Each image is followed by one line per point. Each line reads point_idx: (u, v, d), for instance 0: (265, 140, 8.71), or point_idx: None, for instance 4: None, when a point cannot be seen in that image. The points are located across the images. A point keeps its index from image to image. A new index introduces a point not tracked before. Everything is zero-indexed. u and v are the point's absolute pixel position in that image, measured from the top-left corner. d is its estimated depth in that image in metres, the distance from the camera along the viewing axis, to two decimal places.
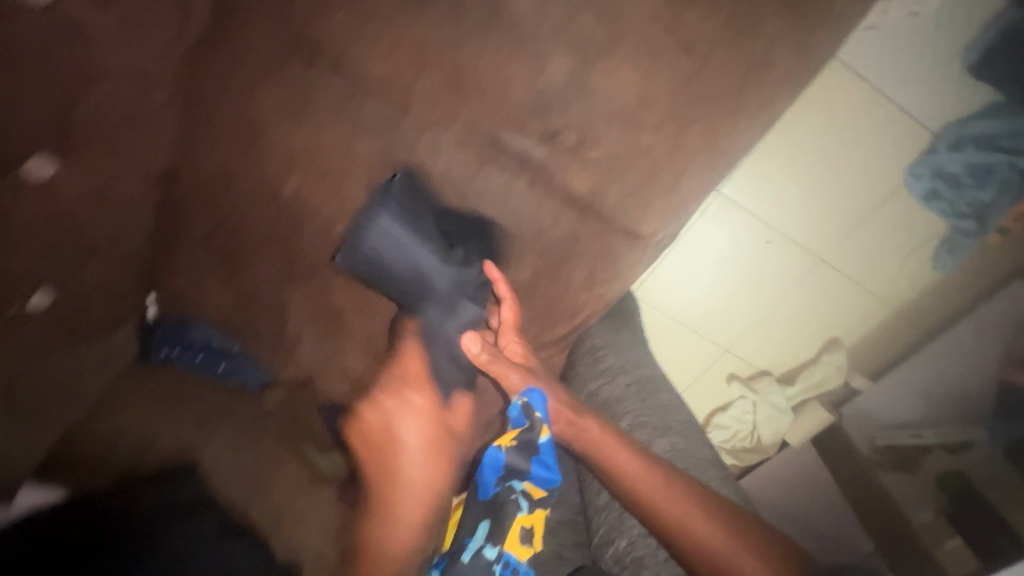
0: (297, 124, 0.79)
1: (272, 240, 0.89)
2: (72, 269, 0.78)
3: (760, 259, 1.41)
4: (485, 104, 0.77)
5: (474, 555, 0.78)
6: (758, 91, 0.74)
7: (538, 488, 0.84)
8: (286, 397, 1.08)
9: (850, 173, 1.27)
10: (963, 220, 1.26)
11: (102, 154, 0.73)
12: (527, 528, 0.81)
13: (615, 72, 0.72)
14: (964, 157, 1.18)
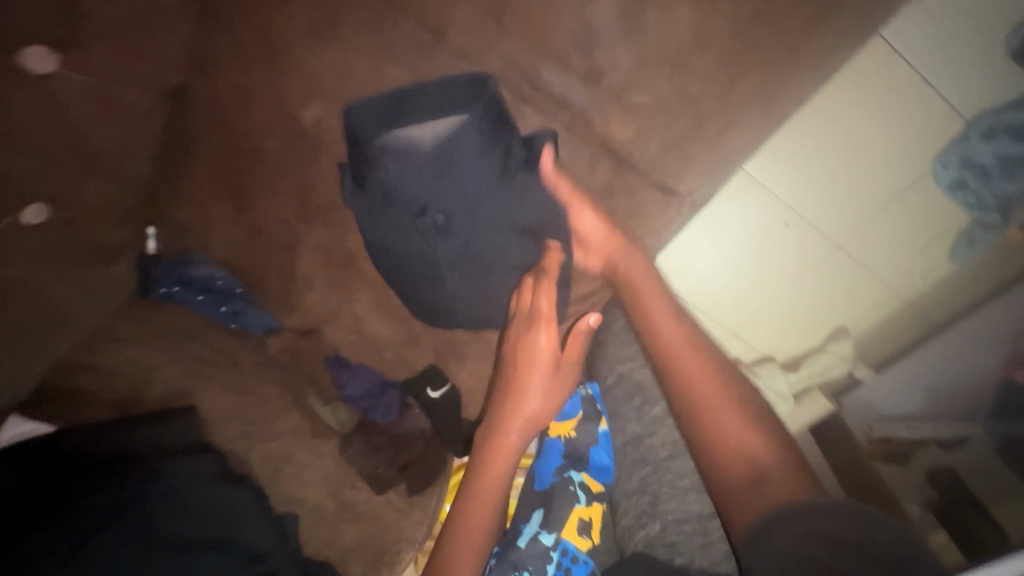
0: (323, 45, 0.74)
1: (288, 172, 0.84)
2: (74, 181, 0.81)
3: (778, 245, 1.10)
4: (530, 36, 0.72)
5: (530, 540, 0.89)
6: (818, 39, 0.70)
7: (595, 481, 0.93)
8: (291, 343, 1.04)
9: (892, 154, 0.94)
10: (982, 218, 0.93)
11: (106, 56, 0.74)
12: (584, 520, 0.90)
13: (671, 8, 0.67)
14: (997, 148, 0.86)
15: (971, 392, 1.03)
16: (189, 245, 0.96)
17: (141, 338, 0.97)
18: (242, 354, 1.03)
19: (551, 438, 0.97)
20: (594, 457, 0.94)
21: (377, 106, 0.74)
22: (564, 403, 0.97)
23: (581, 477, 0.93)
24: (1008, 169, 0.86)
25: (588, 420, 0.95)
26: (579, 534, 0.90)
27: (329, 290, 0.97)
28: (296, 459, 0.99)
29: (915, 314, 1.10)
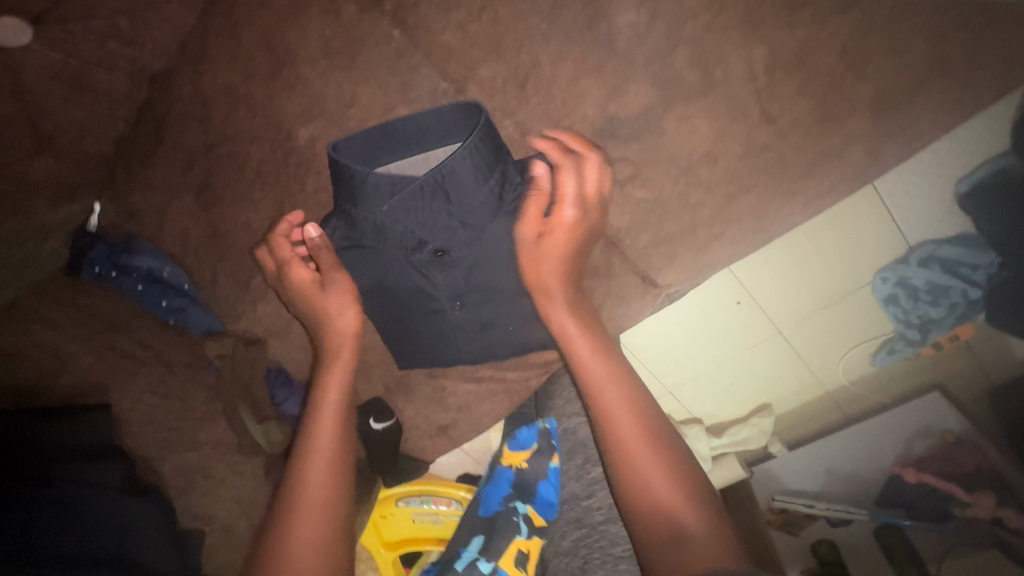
0: (335, 67, 0.68)
1: (266, 184, 0.77)
2: (25, 154, 0.73)
3: (726, 323, 0.97)
4: (551, 112, 0.70)
5: (467, 566, 0.80)
6: (821, 180, 0.71)
7: (539, 516, 0.87)
8: (231, 353, 0.96)
9: (844, 267, 0.87)
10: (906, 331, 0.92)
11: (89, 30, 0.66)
12: (524, 553, 0.81)
13: (690, 121, 0.68)
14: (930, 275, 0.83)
15: (862, 474, 1.09)
16: (136, 231, 0.88)
17: (59, 322, 0.87)
18: (170, 353, 0.96)
19: (503, 466, 0.95)
20: (541, 491, 0.89)
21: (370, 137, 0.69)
22: (520, 433, 0.95)
23: (526, 510, 0.87)
24: (932, 299, 0.86)
25: (539, 454, 0.91)
26: (516, 565, 0.80)
27: (281, 307, 0.91)
28: (213, 474, 0.92)
29: (837, 407, 1.06)
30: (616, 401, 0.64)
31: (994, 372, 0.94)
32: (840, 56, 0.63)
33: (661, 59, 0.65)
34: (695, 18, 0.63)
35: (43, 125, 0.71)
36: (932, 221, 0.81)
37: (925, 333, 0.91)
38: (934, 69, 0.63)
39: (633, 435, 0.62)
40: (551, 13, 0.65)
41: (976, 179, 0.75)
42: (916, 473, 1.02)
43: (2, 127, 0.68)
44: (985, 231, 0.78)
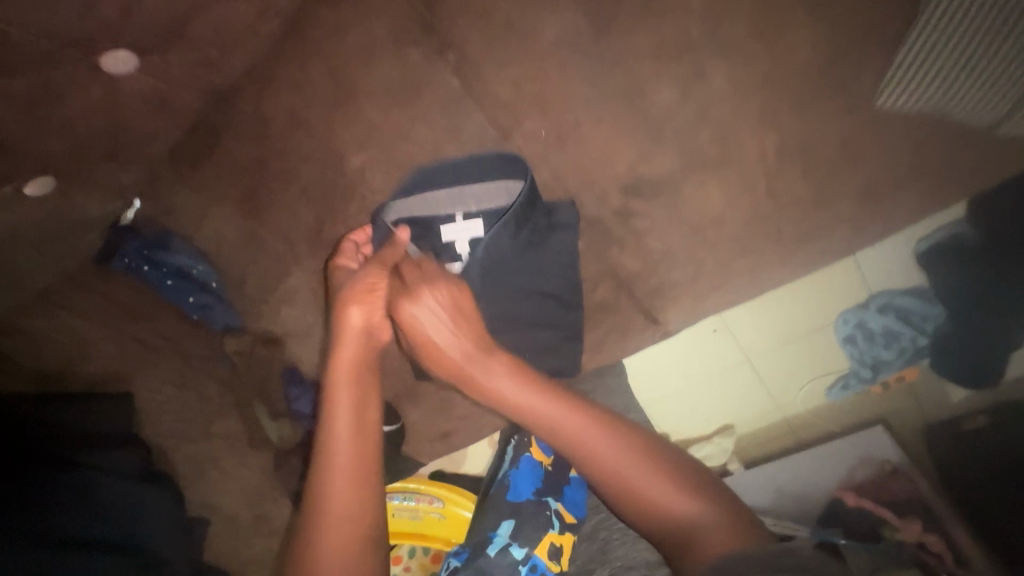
0: (394, 106, 0.74)
1: (312, 200, 0.82)
2: (98, 163, 0.77)
3: (708, 357, 1.00)
4: (585, 165, 0.78)
5: (500, 551, 0.78)
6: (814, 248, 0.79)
7: (570, 514, 0.85)
8: (250, 348, 0.97)
9: (807, 304, 0.95)
10: (865, 370, 0.94)
11: (177, 58, 0.70)
12: (556, 545, 0.81)
13: (706, 188, 0.77)
14: (891, 322, 0.91)
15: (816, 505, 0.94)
16: (172, 229, 0.93)
17: (86, 311, 0.89)
18: (190, 346, 0.96)
19: (532, 462, 0.86)
20: (569, 491, 0.86)
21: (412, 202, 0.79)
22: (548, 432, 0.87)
23: (557, 506, 0.84)
24: (885, 341, 0.92)
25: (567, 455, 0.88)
26: (549, 556, 0.80)
27: (305, 311, 0.94)
28: (223, 463, 0.94)
29: (792, 432, 0.99)
30: (596, 441, 0.67)
31: (931, 416, 0.93)
32: (840, 150, 0.72)
33: (689, 133, 0.73)
34: (724, 103, 0.70)
35: (121, 138, 0.75)
36: (881, 266, 0.91)
37: (877, 372, 0.94)
38: (915, 171, 0.72)
39: (625, 463, 0.67)
40: (596, 83, 0.71)
41: (934, 244, 0.86)
42: (856, 498, 0.90)
43: (88, 141, 0.72)
44: (932, 287, 0.87)
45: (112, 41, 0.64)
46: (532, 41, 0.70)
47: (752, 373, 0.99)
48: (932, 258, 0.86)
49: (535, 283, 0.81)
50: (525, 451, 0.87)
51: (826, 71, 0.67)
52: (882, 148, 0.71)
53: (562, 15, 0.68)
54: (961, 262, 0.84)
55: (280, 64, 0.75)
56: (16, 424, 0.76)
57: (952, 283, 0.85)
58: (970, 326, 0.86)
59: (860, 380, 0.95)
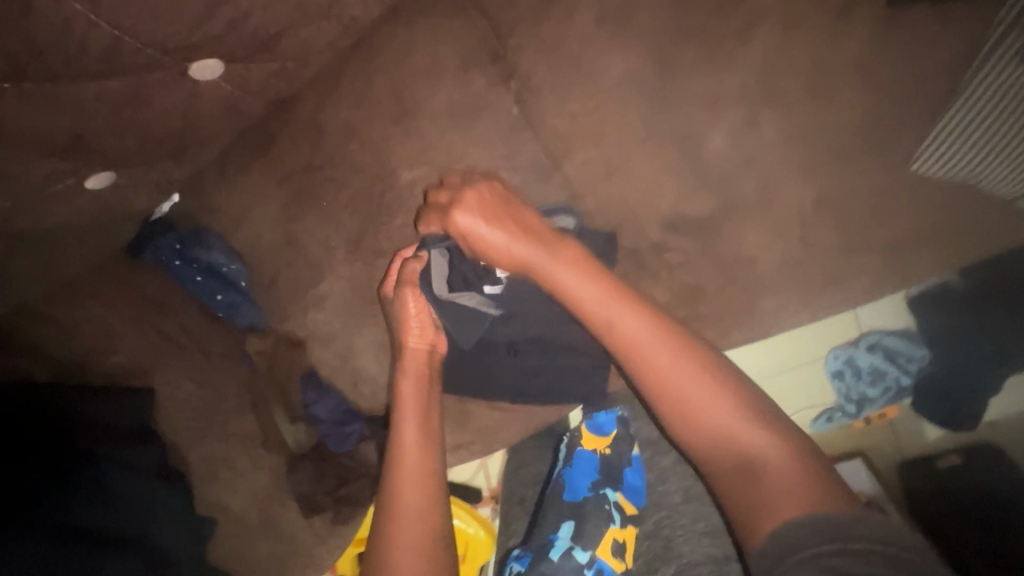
0: (453, 127, 0.77)
1: (359, 208, 0.83)
2: (154, 160, 0.73)
3: None
4: (629, 198, 0.80)
5: (564, 554, 0.76)
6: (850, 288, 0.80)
7: (630, 504, 0.82)
8: (271, 349, 0.94)
9: (805, 335, 0.94)
10: (851, 408, 0.92)
11: (258, 64, 0.70)
12: (619, 542, 0.78)
13: (743, 231, 0.79)
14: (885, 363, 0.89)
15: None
16: (209, 225, 0.92)
17: (114, 301, 0.88)
18: (211, 343, 0.94)
19: (583, 452, 0.85)
20: (628, 478, 0.84)
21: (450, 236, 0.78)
22: (598, 417, 0.87)
23: (617, 497, 0.82)
24: (872, 379, 0.90)
25: (621, 442, 0.86)
26: (613, 555, 0.77)
27: (333, 317, 0.92)
28: (237, 466, 0.91)
29: None
30: (664, 362, 0.61)
31: (907, 451, 0.93)
32: (873, 206, 0.76)
33: (733, 178, 0.77)
34: (769, 153, 0.75)
35: (185, 140, 0.73)
36: (883, 315, 0.92)
37: (861, 409, 0.92)
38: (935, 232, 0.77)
39: (697, 394, 0.60)
40: (651, 124, 0.75)
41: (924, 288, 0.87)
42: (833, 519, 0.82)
43: (156, 141, 0.70)
44: (923, 329, 0.88)
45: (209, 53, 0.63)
46: (597, 77, 0.74)
47: None
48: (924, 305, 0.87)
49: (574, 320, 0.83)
50: (577, 443, 0.87)
51: (865, 134, 0.73)
52: (910, 206, 0.76)
53: (628, 57, 0.73)
54: (955, 310, 0.84)
55: (347, 77, 0.78)
56: (41, 417, 0.76)
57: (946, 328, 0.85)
58: (952, 369, 0.86)
59: (844, 415, 0.93)
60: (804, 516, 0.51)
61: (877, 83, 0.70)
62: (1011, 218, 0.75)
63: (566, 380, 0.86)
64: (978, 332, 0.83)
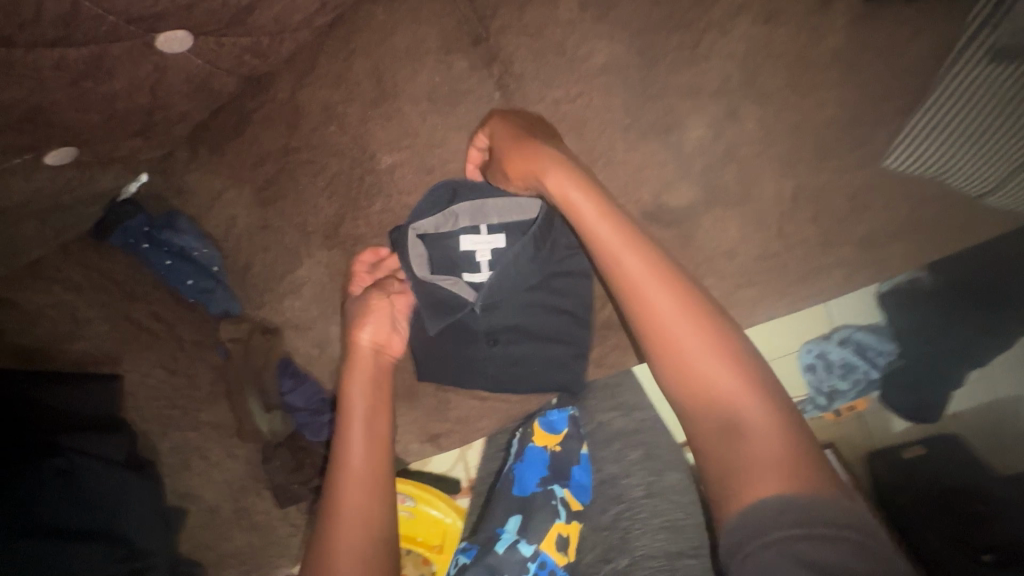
0: (435, 111, 0.75)
1: (338, 193, 0.81)
2: (121, 138, 0.69)
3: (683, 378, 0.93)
4: (610, 190, 0.78)
5: (508, 548, 0.77)
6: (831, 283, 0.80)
7: (576, 500, 0.82)
8: (245, 339, 0.91)
9: (780, 327, 0.91)
10: (822, 398, 0.92)
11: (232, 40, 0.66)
12: (564, 537, 0.79)
13: (722, 222, 0.79)
14: (861, 357, 0.89)
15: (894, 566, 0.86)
16: (180, 208, 0.89)
17: (80, 286, 0.85)
18: (183, 330, 0.91)
19: (535, 447, 0.86)
20: (575, 475, 0.84)
21: (435, 219, 0.77)
22: (551, 414, 0.87)
23: (563, 493, 0.82)
24: (842, 372, 0.90)
25: (573, 439, 0.86)
26: (557, 548, 0.78)
27: (310, 304, 0.91)
28: (210, 455, 0.91)
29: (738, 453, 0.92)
30: (653, 292, 0.55)
31: (880, 445, 0.92)
32: (848, 201, 0.77)
33: (713, 170, 0.77)
34: (750, 145, 0.75)
35: (153, 118, 0.70)
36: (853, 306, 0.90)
37: (831, 402, 0.92)
38: (912, 226, 0.77)
39: (690, 333, 0.53)
40: (633, 114, 0.75)
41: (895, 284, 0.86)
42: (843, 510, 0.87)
43: (123, 117, 0.66)
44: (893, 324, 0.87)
45: (179, 25, 0.59)
46: (581, 64, 0.74)
47: None
48: (899, 303, 0.86)
49: (553, 303, 0.84)
50: (529, 440, 0.86)
51: (841, 130, 0.75)
52: (887, 202, 0.77)
53: (613, 45, 0.73)
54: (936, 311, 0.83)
55: (326, 57, 0.75)
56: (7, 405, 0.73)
57: (923, 329, 0.84)
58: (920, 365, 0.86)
59: (817, 407, 0.92)
60: (784, 491, 0.44)
61: (851, 76, 0.73)
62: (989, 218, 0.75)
63: (546, 366, 0.86)
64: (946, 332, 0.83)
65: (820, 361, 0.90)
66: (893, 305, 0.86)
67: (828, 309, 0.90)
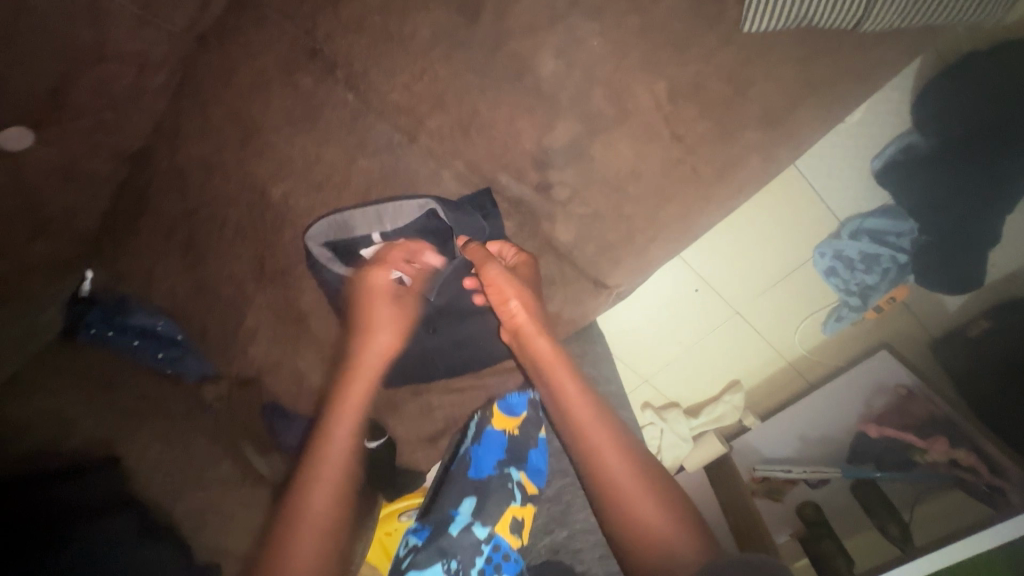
0: (300, 131, 0.80)
1: (250, 236, 0.86)
2: (22, 241, 0.83)
3: (691, 309, 1.22)
4: (493, 149, 0.80)
5: (463, 530, 0.72)
6: (732, 182, 0.83)
7: (532, 483, 0.79)
8: (228, 394, 0.98)
9: (775, 240, 1.10)
10: (850, 297, 1.13)
11: (71, 126, 0.77)
12: (518, 519, 0.74)
13: (614, 145, 0.78)
14: (861, 246, 1.05)
15: (834, 436, 1.37)
16: (128, 292, 0.98)
17: (62, 387, 0.85)
18: (171, 404, 0.94)
19: (491, 430, 0.81)
20: (531, 458, 0.81)
21: (326, 228, 0.81)
22: (511, 398, 0.83)
23: (519, 476, 0.78)
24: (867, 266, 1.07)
25: (530, 424, 0.83)
26: (512, 531, 0.73)
27: (271, 347, 0.92)
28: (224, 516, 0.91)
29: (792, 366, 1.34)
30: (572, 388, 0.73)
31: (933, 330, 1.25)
32: (728, 83, 0.73)
33: (581, 97, 0.75)
34: (601, 62, 0.72)
35: (40, 212, 0.82)
36: (857, 201, 1.04)
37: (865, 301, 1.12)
38: (808, 86, 0.74)
39: (618, 468, 0.69)
40: (483, 70, 0.74)
41: (885, 158, 0.97)
42: (878, 428, 1.31)
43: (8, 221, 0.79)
44: (902, 204, 0.98)
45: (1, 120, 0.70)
46: (411, 41, 0.74)
47: (727, 313, 1.22)
48: (896, 164, 0.95)
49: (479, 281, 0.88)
50: (488, 425, 0.82)
51: (690, 16, 0.69)
52: (769, 68, 0.72)
53: (431, 12, 0.72)
54: (926, 170, 0.93)
55: (185, 114, 0.84)
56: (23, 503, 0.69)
57: (926, 193, 0.94)
58: (945, 233, 0.96)
59: (852, 310, 1.15)
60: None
61: None
62: (861, 48, 0.73)
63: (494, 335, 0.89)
64: (956, 197, 0.91)
65: (820, 266, 1.10)
66: (890, 169, 0.96)
67: (803, 219, 1.08)
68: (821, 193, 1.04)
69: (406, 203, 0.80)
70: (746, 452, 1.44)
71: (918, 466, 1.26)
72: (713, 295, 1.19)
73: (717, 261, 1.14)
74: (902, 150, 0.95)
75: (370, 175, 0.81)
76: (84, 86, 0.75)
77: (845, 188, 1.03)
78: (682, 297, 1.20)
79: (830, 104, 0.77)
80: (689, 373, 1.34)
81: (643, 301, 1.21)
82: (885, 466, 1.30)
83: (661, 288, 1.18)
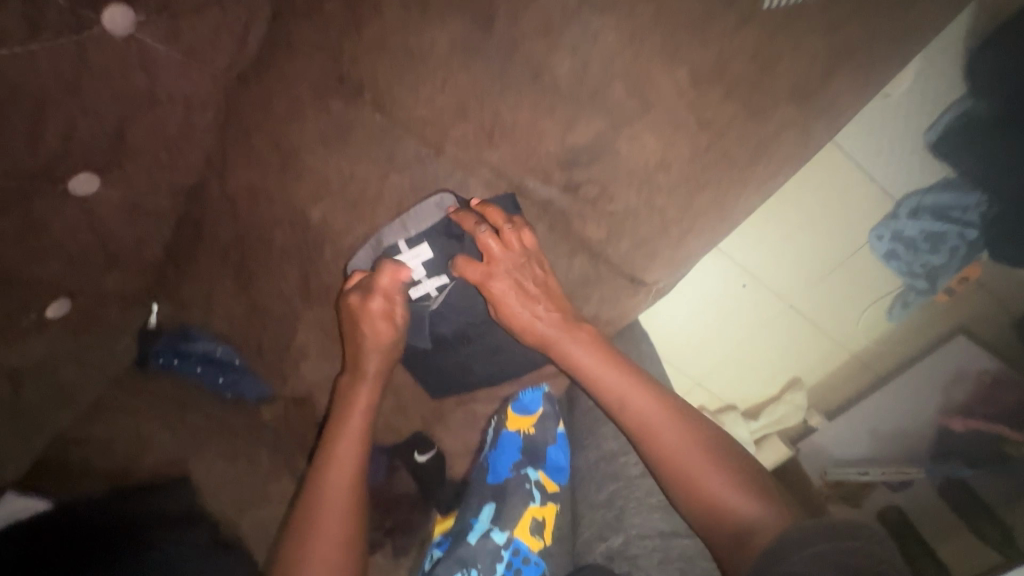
0: (333, 153, 0.84)
1: (294, 257, 0.90)
2: (97, 276, 0.91)
3: (739, 304, 1.17)
4: (517, 153, 0.81)
5: (481, 538, 0.78)
6: (766, 164, 0.81)
7: (550, 482, 0.86)
8: (285, 413, 1.01)
9: (825, 225, 1.04)
10: (916, 279, 1.05)
11: (132, 169, 0.84)
12: (538, 520, 0.81)
13: (639, 137, 0.77)
14: (920, 224, 0.98)
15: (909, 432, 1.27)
16: (188, 321, 1.01)
17: (138, 408, 0.94)
18: (233, 422, 0.99)
19: (509, 432, 0.89)
20: (551, 457, 0.88)
21: (366, 253, 0.86)
22: (524, 397, 0.92)
23: (538, 476, 0.85)
24: (934, 246, 0.99)
25: (546, 420, 0.90)
26: (530, 534, 0.79)
27: (321, 363, 0.96)
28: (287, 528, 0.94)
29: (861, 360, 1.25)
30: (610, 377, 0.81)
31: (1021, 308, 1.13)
32: (753, 61, 0.71)
33: (601, 92, 0.74)
34: (620, 54, 0.71)
35: (110, 249, 0.90)
36: (915, 177, 0.97)
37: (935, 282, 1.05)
38: (839, 56, 0.72)
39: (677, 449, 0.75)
40: (503, 75, 0.75)
41: (942, 127, 0.90)
42: (963, 421, 1.20)
43: (86, 260, 0.88)
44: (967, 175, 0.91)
45: (72, 167, 0.77)
46: (430, 56, 0.76)
47: (779, 307, 1.16)
48: (953, 135, 0.89)
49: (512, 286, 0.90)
50: (505, 426, 0.90)
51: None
52: (795, 42, 0.70)
53: (448, 26, 0.74)
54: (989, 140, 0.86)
55: (230, 147, 0.90)
56: (105, 515, 0.75)
57: (987, 165, 0.87)
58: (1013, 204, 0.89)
59: (920, 293, 1.08)
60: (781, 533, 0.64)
61: None
62: (890, 11, 0.70)
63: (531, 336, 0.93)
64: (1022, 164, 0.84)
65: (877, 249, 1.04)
66: (949, 141, 0.90)
67: (858, 201, 1.01)
68: (874, 172, 0.98)
69: (427, 205, 0.82)
70: (815, 455, 1.36)
71: (1014, 458, 1.16)
72: (762, 287, 1.14)
73: (765, 252, 1.09)
74: (960, 116, 0.88)
75: (401, 190, 0.84)
76: (141, 130, 0.81)
77: (900, 165, 0.97)
78: (729, 291, 1.15)
79: (863, 72, 0.75)
80: (741, 372, 1.29)
81: (688, 297, 1.17)
82: (976, 462, 1.20)
83: (705, 284, 1.14)
